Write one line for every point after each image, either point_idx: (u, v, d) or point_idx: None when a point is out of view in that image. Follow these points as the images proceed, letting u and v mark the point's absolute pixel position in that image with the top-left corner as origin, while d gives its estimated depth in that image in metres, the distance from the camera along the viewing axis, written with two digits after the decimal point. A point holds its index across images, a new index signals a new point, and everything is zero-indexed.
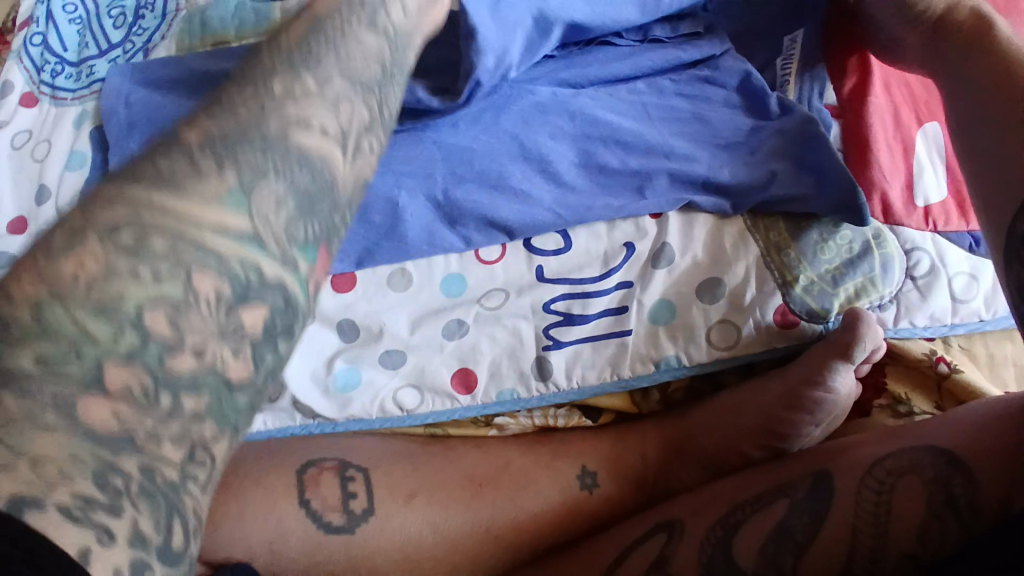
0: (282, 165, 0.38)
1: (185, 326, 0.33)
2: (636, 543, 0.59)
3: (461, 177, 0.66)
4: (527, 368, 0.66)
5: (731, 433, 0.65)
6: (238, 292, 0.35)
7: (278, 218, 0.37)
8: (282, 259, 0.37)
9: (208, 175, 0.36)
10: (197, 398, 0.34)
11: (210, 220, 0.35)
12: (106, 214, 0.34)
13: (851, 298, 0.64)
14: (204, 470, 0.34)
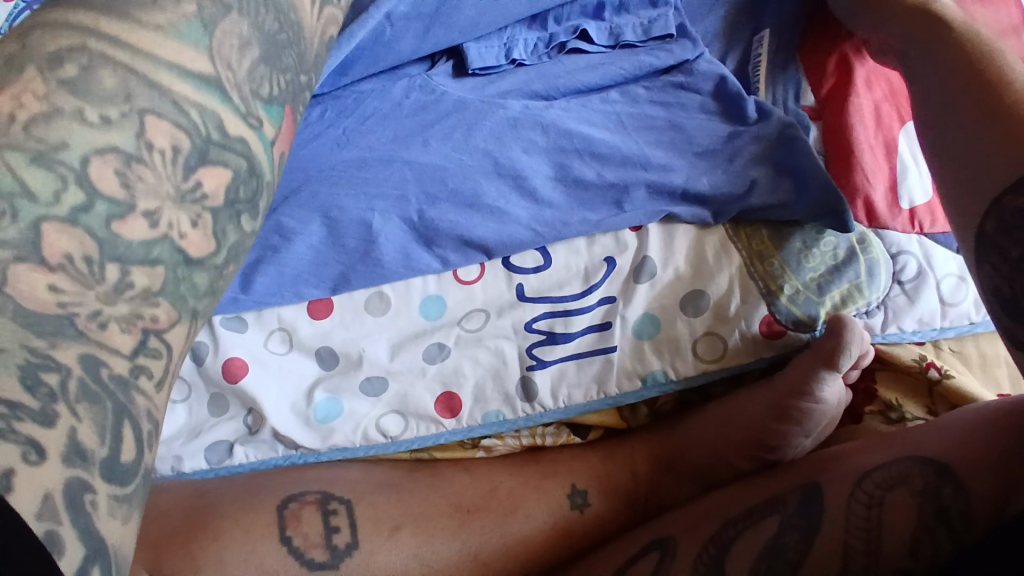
0: (246, 6, 0.48)
1: (136, 174, 0.42)
2: (630, 561, 0.58)
3: (435, 197, 0.65)
4: (512, 389, 0.65)
5: (721, 446, 0.64)
6: (199, 148, 0.45)
7: (239, 64, 0.47)
8: (245, 115, 0.47)
9: (164, 7, 0.45)
10: (150, 269, 0.43)
11: (167, 61, 0.44)
12: (51, 44, 0.42)
13: (837, 305, 0.63)
14: (157, 357, 0.43)
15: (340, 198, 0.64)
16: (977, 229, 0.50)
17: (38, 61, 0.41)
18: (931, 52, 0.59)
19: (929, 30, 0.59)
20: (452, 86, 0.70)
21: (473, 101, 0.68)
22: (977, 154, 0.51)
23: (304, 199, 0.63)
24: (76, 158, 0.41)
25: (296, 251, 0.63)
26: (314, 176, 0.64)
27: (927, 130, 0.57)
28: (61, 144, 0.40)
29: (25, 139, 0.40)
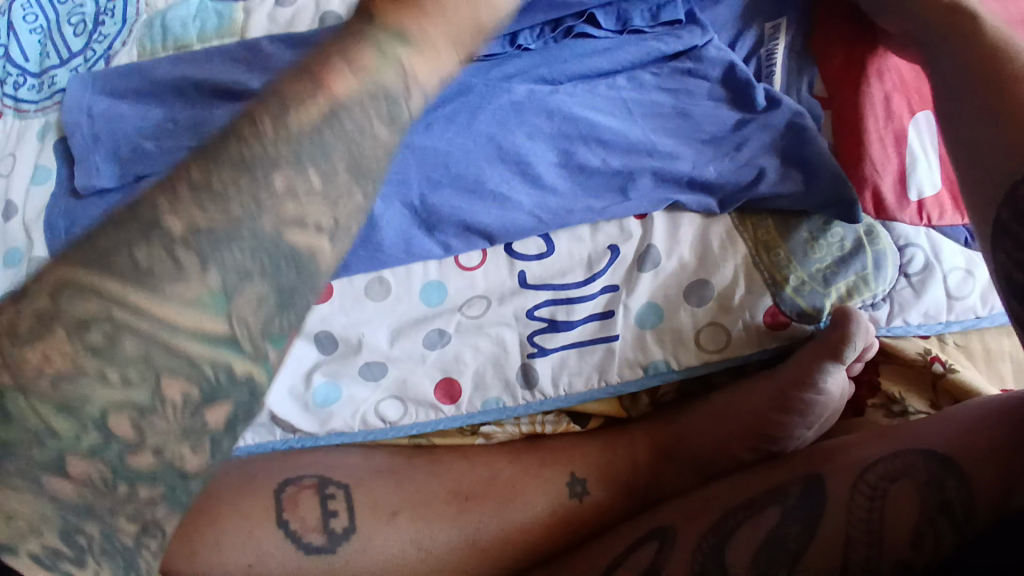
0: (268, 263, 0.34)
1: (148, 429, 0.34)
2: (629, 549, 0.58)
3: (437, 181, 0.63)
4: (512, 376, 0.64)
5: (722, 437, 0.64)
6: (205, 393, 0.35)
7: (256, 318, 0.35)
8: (258, 360, 0.35)
9: (189, 275, 0.33)
10: (151, 488, 0.36)
11: (187, 325, 0.33)
12: (79, 305, 0.33)
13: (843, 297, 0.62)
14: (155, 539, 0.39)
15: None
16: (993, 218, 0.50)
17: (68, 321, 0.33)
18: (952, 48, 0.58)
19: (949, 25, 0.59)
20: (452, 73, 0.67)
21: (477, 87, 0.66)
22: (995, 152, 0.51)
23: None
24: (96, 410, 0.33)
25: None
26: None
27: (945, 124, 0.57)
28: (82, 398, 0.33)
29: (51, 393, 0.33)
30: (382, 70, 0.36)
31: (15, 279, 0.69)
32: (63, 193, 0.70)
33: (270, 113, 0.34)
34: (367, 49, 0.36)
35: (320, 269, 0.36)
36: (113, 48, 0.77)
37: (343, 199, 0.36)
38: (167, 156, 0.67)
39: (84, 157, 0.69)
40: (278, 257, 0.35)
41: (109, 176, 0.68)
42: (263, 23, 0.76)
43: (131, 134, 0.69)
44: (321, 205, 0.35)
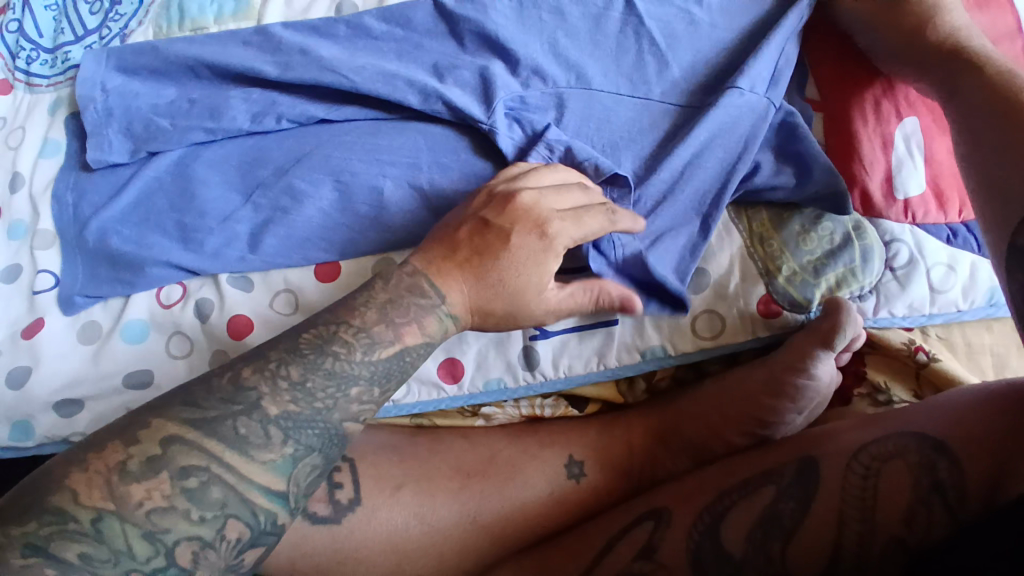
0: (323, 444, 0.49)
1: (203, 560, 0.45)
2: (625, 530, 0.60)
3: (446, 167, 0.67)
4: (514, 358, 0.66)
5: (717, 421, 0.66)
6: (253, 536, 0.47)
7: (306, 481, 0.48)
8: (291, 514, 0.48)
9: (272, 447, 0.47)
10: None
11: (260, 481, 0.46)
12: (185, 456, 0.45)
13: (832, 288, 0.65)
14: None
15: (353, 162, 0.67)
16: (1010, 244, 0.52)
17: (171, 467, 0.45)
18: (958, 81, 0.64)
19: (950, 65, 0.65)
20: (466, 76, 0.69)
21: (496, 83, 0.68)
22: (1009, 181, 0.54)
23: (315, 162, 0.67)
24: (173, 539, 0.44)
25: (304, 212, 0.66)
26: (326, 142, 0.68)
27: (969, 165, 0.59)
28: (165, 528, 0.44)
29: (142, 518, 0.44)
30: (433, 331, 0.54)
31: (18, 251, 0.70)
32: (73, 166, 0.71)
33: (361, 348, 0.51)
34: (428, 318, 0.54)
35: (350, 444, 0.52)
36: (129, 27, 0.78)
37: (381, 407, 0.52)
38: (183, 134, 0.69)
39: (97, 132, 0.70)
40: (331, 439, 0.49)
41: (122, 152, 0.69)
42: (279, 8, 0.77)
43: (146, 111, 0.70)
44: (370, 408, 0.51)
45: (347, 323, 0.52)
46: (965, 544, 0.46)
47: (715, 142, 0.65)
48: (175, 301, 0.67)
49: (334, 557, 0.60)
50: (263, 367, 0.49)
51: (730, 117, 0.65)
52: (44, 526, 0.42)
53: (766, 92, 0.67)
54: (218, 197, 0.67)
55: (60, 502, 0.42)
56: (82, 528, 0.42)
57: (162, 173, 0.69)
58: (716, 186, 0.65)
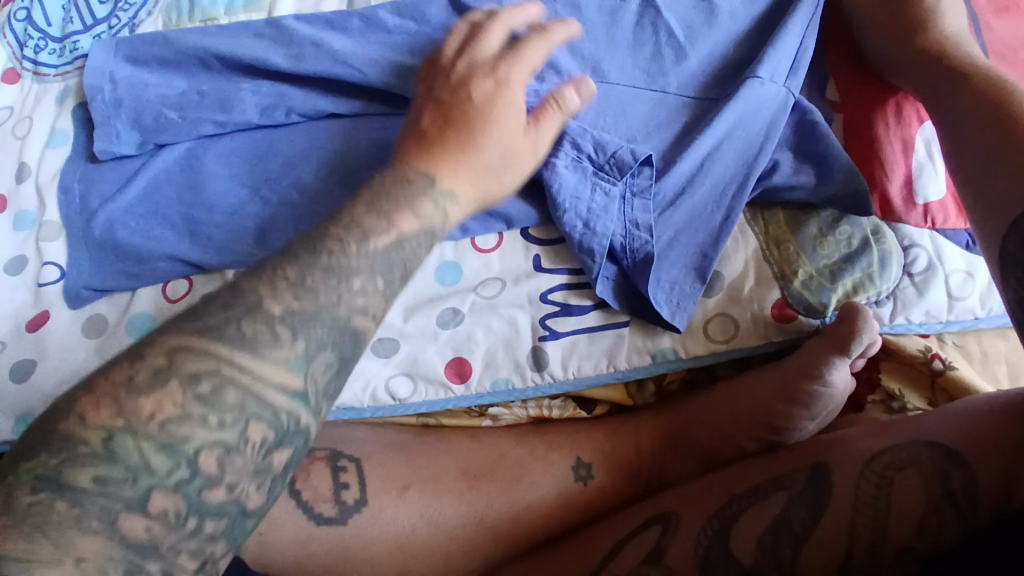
0: (337, 336, 0.43)
1: (228, 466, 0.39)
2: (632, 533, 0.59)
3: None
4: (522, 358, 0.65)
5: (728, 425, 0.64)
6: (278, 438, 0.41)
7: (324, 379, 0.43)
8: (316, 414, 0.43)
9: (283, 343, 0.41)
10: (218, 521, 0.40)
11: (276, 381, 0.41)
12: (193, 362, 0.40)
13: (849, 293, 0.64)
14: None
15: (364, 159, 0.66)
16: (1000, 247, 0.51)
17: (180, 375, 0.39)
18: (938, 83, 0.62)
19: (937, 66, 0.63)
20: None
21: None
22: (999, 185, 0.52)
23: (325, 158, 0.66)
24: (194, 447, 0.39)
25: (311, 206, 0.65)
26: (338, 138, 0.67)
27: (954, 165, 0.57)
28: (183, 438, 0.38)
29: (155, 429, 0.38)
30: (431, 214, 0.50)
31: (25, 242, 0.69)
32: (80, 157, 0.70)
33: (354, 239, 0.45)
34: (425, 202, 0.50)
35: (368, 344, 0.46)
36: (138, 17, 0.77)
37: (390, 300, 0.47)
38: (193, 126, 0.68)
39: (105, 122, 0.69)
40: (344, 333, 0.44)
41: (130, 143, 0.68)
42: (291, 1, 0.76)
43: (155, 102, 0.69)
44: (376, 299, 0.45)
45: (333, 222, 0.46)
46: (979, 553, 0.44)
47: (735, 134, 0.64)
48: (182, 296, 0.66)
49: (340, 556, 0.59)
50: (258, 273, 0.43)
51: (751, 107, 0.64)
52: (54, 454, 0.37)
53: (785, 83, 0.66)
54: (226, 190, 0.66)
55: (69, 426, 0.38)
56: (94, 449, 0.37)
57: (169, 164, 0.68)
58: (741, 175, 0.64)
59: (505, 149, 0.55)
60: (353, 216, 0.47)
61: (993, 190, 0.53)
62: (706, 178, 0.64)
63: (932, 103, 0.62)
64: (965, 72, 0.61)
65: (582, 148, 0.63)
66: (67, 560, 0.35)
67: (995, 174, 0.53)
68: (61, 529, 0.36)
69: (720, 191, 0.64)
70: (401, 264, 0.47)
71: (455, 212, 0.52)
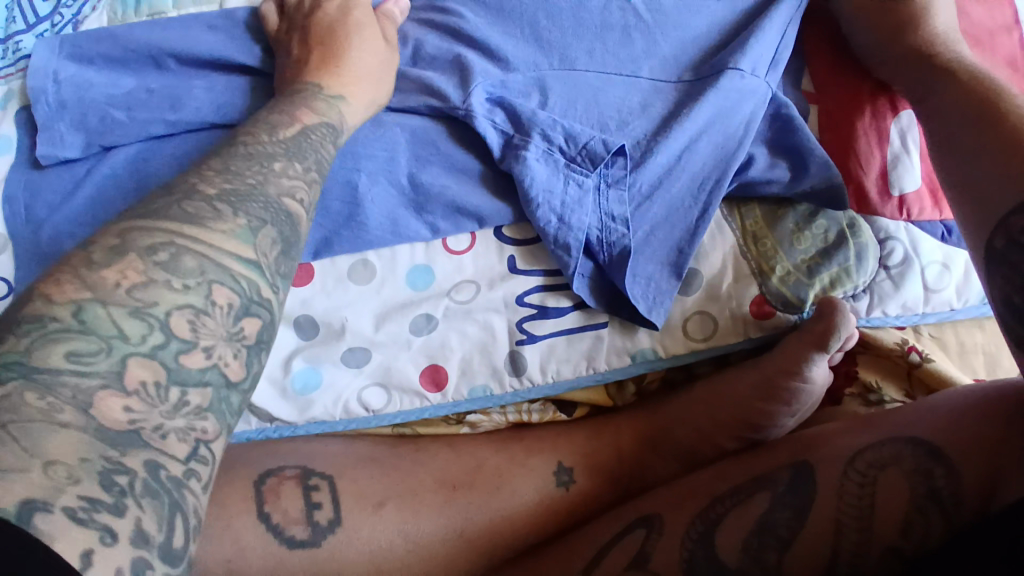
0: (275, 216, 0.48)
1: (201, 330, 0.41)
2: (615, 539, 0.58)
3: (426, 161, 0.64)
4: (500, 363, 0.64)
5: (708, 425, 0.64)
6: (244, 304, 0.43)
7: (273, 254, 0.46)
8: (274, 290, 0.46)
9: (225, 218, 0.45)
10: (201, 393, 0.40)
11: (229, 249, 0.44)
12: (145, 238, 0.42)
13: (826, 288, 0.63)
14: (204, 468, 0.38)
15: None
16: (987, 244, 0.51)
17: (138, 248, 0.42)
18: (926, 80, 0.62)
19: (927, 63, 0.63)
20: (444, 69, 0.66)
21: (473, 68, 0.63)
22: (983, 177, 0.52)
23: None
24: (163, 311, 0.40)
25: None
26: None
27: (942, 162, 0.57)
28: (152, 302, 0.40)
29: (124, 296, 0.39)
30: (328, 113, 0.60)
31: None
32: (23, 163, 0.64)
33: (265, 131, 0.54)
34: (320, 102, 0.60)
35: (303, 229, 0.50)
36: (82, 12, 0.72)
37: (313, 185, 0.53)
38: (142, 127, 0.64)
39: (48, 125, 0.64)
40: (279, 214, 0.48)
41: (74, 146, 0.64)
42: None
43: (101, 102, 0.65)
44: (300, 186, 0.52)
45: (254, 130, 0.55)
46: (960, 554, 0.44)
47: (713, 126, 0.62)
48: None
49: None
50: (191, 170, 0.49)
51: (730, 99, 0.63)
52: (23, 339, 0.36)
53: (766, 77, 0.65)
54: None
55: (36, 309, 0.38)
56: (66, 325, 0.37)
57: (118, 167, 0.63)
58: (719, 167, 0.63)
59: (375, 57, 0.65)
60: (278, 129, 0.55)
61: (979, 182, 0.52)
62: (685, 169, 0.62)
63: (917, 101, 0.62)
64: (947, 71, 0.61)
65: (554, 140, 0.61)
66: (35, 462, 0.32)
67: (978, 167, 0.53)
68: (28, 426, 0.33)
69: (699, 180, 0.62)
70: (314, 156, 0.55)
71: (350, 112, 0.62)
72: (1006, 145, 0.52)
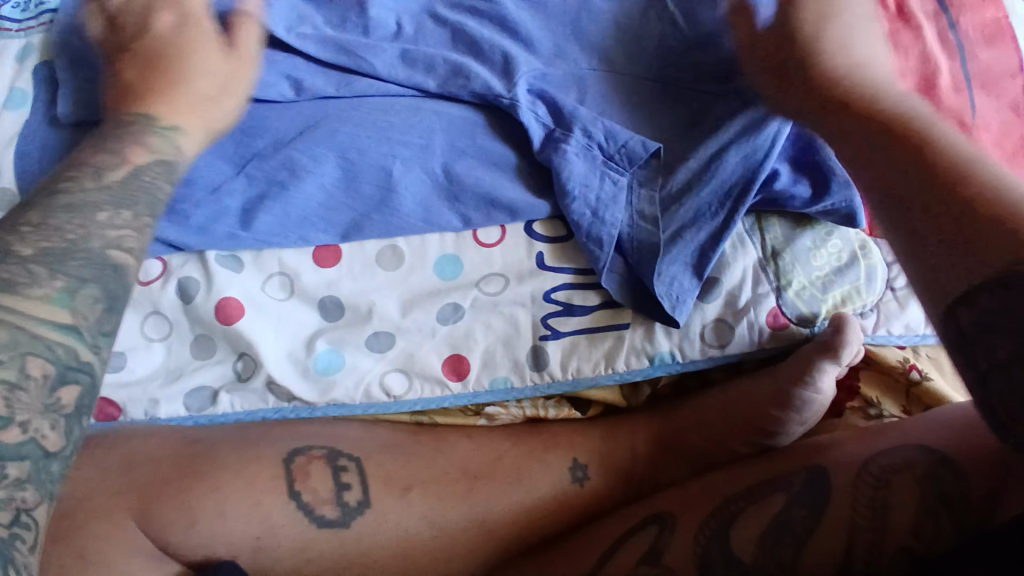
0: (92, 273, 0.42)
1: (15, 404, 0.37)
2: (627, 535, 0.59)
3: (460, 151, 0.64)
4: (522, 357, 0.65)
5: (722, 429, 0.66)
6: (59, 373, 0.39)
7: (93, 311, 0.42)
8: (96, 350, 0.41)
9: (39, 281, 0.40)
10: (20, 464, 0.37)
11: (41, 316, 0.39)
12: None
13: (839, 304, 0.66)
14: (29, 533, 0.37)
15: (362, 141, 0.63)
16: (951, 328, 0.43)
17: None
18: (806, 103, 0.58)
19: (815, 79, 0.58)
20: (486, 58, 0.66)
21: (517, 59, 0.65)
22: (930, 236, 0.45)
23: (320, 136, 0.63)
24: None
25: (304, 190, 0.62)
26: (334, 116, 0.64)
27: (880, 217, 0.50)
28: None
29: None
30: (163, 147, 0.53)
31: None
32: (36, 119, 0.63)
33: (88, 176, 0.47)
34: (150, 135, 0.53)
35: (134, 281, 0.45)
36: None
37: (147, 230, 0.47)
38: None
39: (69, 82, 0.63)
40: (103, 268, 0.43)
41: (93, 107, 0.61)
42: None
43: None
44: (131, 235, 0.46)
45: (76, 167, 0.48)
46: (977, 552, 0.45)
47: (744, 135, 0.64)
48: (155, 278, 0.61)
49: (342, 561, 0.57)
50: None
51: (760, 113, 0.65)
52: None
53: None
54: (207, 165, 0.62)
55: None
56: None
57: None
58: (747, 178, 0.64)
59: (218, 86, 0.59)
60: (114, 170, 0.49)
61: (913, 224, 0.47)
62: (713, 176, 0.64)
63: (835, 140, 0.55)
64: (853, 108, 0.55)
65: (593, 136, 0.63)
66: None
67: (922, 224, 0.46)
68: None
69: (727, 186, 0.64)
70: (145, 195, 0.49)
71: (189, 142, 0.55)
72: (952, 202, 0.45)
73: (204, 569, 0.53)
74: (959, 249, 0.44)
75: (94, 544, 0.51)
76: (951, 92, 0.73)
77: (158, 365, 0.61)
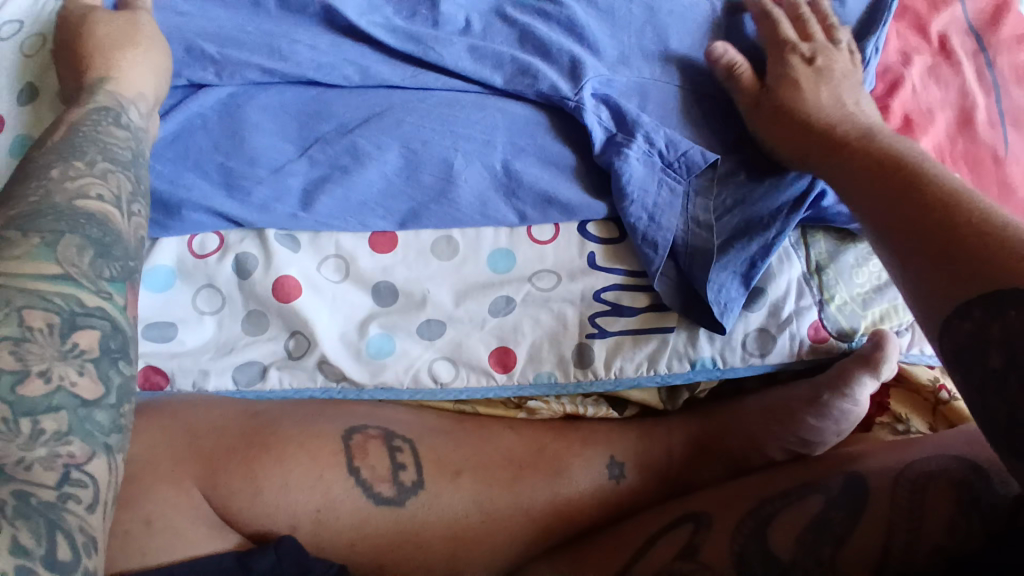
0: (74, 223, 0.44)
1: (27, 356, 0.39)
2: (662, 533, 0.59)
3: (521, 150, 0.66)
4: (568, 353, 0.66)
5: (760, 433, 0.67)
6: (65, 320, 0.41)
7: (82, 260, 0.44)
8: (100, 294, 0.43)
9: (16, 243, 0.42)
10: (55, 418, 0.39)
11: (28, 271, 0.41)
12: None
13: (876, 321, 0.69)
14: (85, 490, 0.38)
15: (425, 132, 0.65)
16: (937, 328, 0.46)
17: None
18: (807, 137, 0.63)
19: (826, 136, 0.62)
20: (552, 61, 0.67)
21: (585, 65, 0.67)
22: (920, 241, 0.49)
23: (384, 125, 0.64)
24: None
25: (366, 175, 0.63)
26: (400, 106, 0.65)
27: (874, 235, 0.54)
28: None
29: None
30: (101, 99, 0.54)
31: None
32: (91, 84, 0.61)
33: (65, 148, 0.49)
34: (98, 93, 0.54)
35: (117, 227, 0.47)
36: None
37: (109, 175, 0.49)
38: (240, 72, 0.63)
39: None
40: (78, 217, 0.45)
41: None
42: None
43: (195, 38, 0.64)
44: (95, 183, 0.48)
45: (52, 139, 0.50)
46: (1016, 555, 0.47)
47: None
48: (211, 251, 0.62)
49: (395, 539, 0.57)
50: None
51: None
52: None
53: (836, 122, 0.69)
54: (272, 145, 0.63)
55: None
56: None
57: (207, 109, 0.63)
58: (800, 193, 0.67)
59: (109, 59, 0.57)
60: (48, 140, 0.50)
61: (915, 248, 0.50)
62: (764, 191, 0.66)
63: (829, 173, 0.61)
64: (846, 145, 0.61)
65: (654, 143, 0.65)
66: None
67: (912, 232, 0.50)
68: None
69: (778, 202, 0.66)
70: (90, 146, 0.50)
71: (127, 85, 0.56)
72: (937, 212, 0.50)
73: (262, 543, 0.53)
74: (942, 250, 0.48)
75: (157, 510, 0.50)
76: (986, 127, 0.76)
77: (208, 338, 0.61)
